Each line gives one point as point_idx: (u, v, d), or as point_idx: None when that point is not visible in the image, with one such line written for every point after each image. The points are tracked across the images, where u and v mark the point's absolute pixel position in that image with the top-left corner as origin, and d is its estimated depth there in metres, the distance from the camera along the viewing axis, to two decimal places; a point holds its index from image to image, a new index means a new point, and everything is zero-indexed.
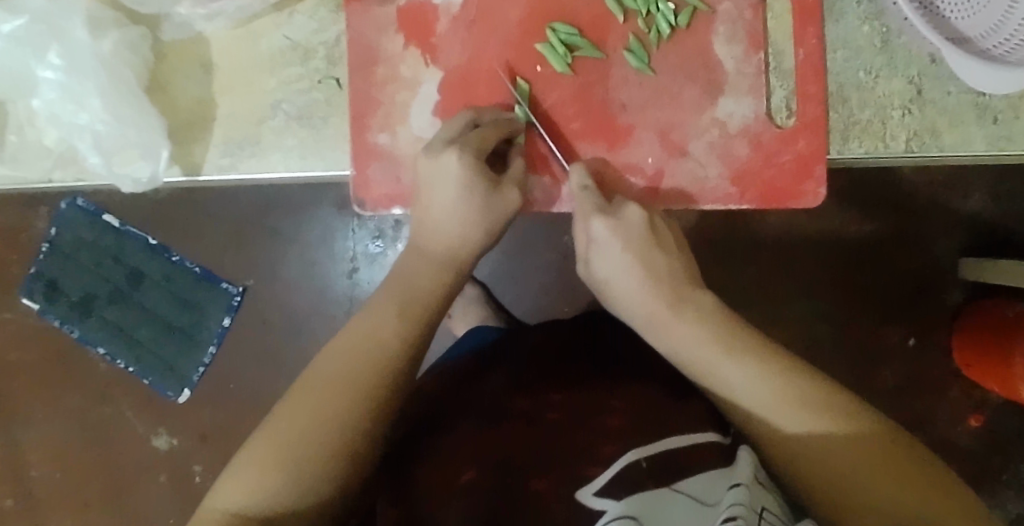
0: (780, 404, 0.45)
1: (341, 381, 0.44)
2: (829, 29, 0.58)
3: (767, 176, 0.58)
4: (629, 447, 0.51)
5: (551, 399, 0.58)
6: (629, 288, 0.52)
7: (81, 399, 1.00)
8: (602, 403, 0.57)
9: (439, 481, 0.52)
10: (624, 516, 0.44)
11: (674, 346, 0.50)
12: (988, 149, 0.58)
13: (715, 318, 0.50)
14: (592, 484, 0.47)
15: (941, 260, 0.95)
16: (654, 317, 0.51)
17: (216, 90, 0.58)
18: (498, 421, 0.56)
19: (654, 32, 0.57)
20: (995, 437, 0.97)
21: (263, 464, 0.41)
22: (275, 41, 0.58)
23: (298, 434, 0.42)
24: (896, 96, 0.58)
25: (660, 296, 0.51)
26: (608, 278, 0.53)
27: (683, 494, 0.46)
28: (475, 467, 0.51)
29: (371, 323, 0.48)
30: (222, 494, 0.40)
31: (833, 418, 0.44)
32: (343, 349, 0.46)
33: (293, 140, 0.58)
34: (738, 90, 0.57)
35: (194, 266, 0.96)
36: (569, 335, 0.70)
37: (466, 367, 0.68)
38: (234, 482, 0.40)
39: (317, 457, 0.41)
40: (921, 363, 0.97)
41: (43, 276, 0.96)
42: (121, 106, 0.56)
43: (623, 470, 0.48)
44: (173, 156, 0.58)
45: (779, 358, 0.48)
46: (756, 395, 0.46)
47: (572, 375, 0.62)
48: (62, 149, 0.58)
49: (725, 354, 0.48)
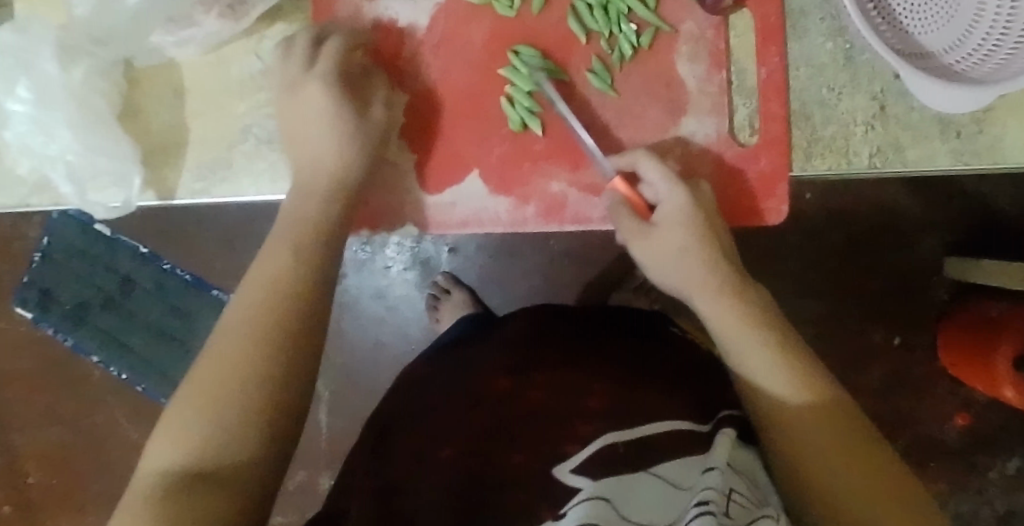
0: (772, 370, 0.48)
1: (265, 315, 0.45)
2: (791, 47, 0.59)
3: (730, 194, 0.59)
4: (606, 430, 0.53)
5: (534, 378, 0.60)
6: (678, 272, 0.53)
7: (76, 407, 1.02)
8: (584, 384, 0.59)
9: (420, 462, 0.55)
10: (597, 497, 0.45)
11: (720, 325, 0.51)
12: (952, 163, 0.59)
13: (764, 321, 0.50)
14: (568, 462, 0.50)
15: (926, 259, 0.96)
16: (706, 296, 0.52)
17: (189, 114, 0.59)
18: (481, 403, 0.59)
19: (617, 53, 0.57)
20: (980, 435, 0.98)
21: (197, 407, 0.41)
22: (245, 65, 0.58)
23: (223, 365, 0.43)
24: (859, 113, 0.59)
25: (727, 290, 0.51)
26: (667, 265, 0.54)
27: (656, 478, 0.48)
28: (452, 446, 0.55)
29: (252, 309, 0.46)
30: (153, 457, 0.40)
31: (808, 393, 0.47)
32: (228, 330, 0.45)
33: (263, 164, 0.59)
34: (701, 109, 0.57)
35: (184, 273, 0.98)
36: (556, 322, 0.72)
37: (457, 358, 0.71)
38: (173, 431, 0.40)
39: (238, 416, 0.41)
40: (907, 362, 0.98)
41: (35, 285, 0.97)
42: (92, 136, 0.57)
43: (599, 451, 0.51)
44: (147, 181, 0.59)
45: (777, 334, 0.50)
46: (760, 365, 0.48)
47: (557, 356, 0.64)
48: (36, 177, 0.59)
49: (774, 356, 0.48)
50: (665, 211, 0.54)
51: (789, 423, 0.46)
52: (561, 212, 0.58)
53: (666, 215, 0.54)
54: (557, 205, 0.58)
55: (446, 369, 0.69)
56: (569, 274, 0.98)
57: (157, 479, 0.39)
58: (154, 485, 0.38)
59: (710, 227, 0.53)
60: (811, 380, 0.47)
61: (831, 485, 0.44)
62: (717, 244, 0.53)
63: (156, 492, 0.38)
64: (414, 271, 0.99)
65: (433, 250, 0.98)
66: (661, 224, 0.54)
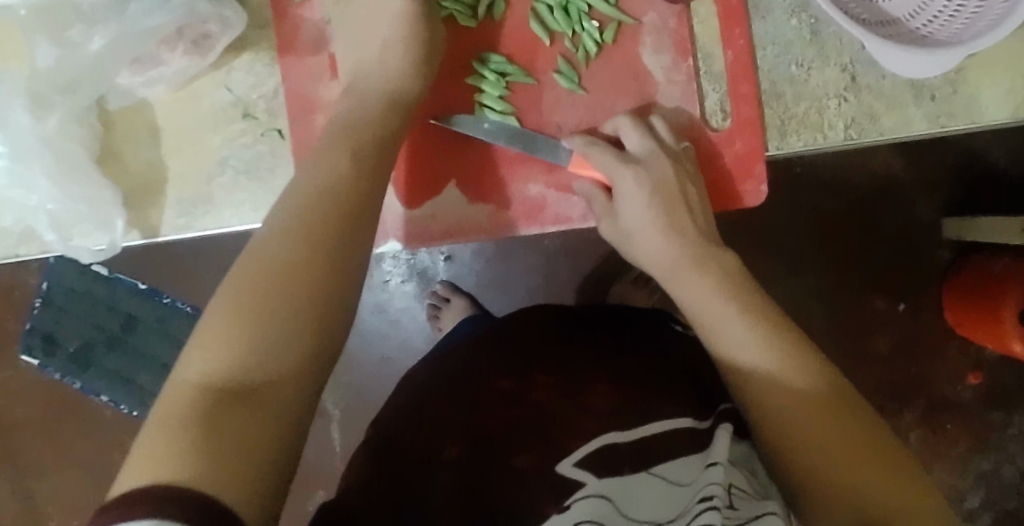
0: (753, 350, 0.48)
1: (309, 226, 0.42)
2: (756, 26, 0.59)
3: (709, 179, 0.58)
4: (609, 428, 0.54)
5: (535, 380, 0.61)
6: (665, 266, 0.54)
7: (91, 449, 1.02)
8: (584, 387, 0.60)
9: (423, 457, 0.55)
10: (595, 495, 0.47)
11: (697, 308, 0.51)
12: (929, 127, 0.59)
13: (752, 312, 0.49)
14: (570, 457, 0.51)
15: (924, 222, 0.96)
16: (698, 293, 0.51)
17: (165, 152, 0.59)
18: (483, 403, 0.59)
19: (581, 52, 0.57)
20: (993, 392, 0.98)
21: (241, 311, 0.37)
22: (217, 98, 0.59)
23: (269, 266, 0.39)
24: (830, 86, 0.59)
25: (714, 286, 0.51)
26: (649, 251, 0.54)
27: (657, 477, 0.50)
28: (457, 444, 0.55)
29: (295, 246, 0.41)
30: (193, 358, 0.35)
31: (795, 371, 0.46)
32: (265, 257, 0.39)
33: (244, 194, 0.59)
34: (671, 99, 0.58)
35: (185, 306, 0.99)
36: (551, 321, 0.73)
37: (455, 354, 0.71)
38: (210, 332, 0.36)
39: (290, 321, 0.37)
40: (913, 327, 0.98)
41: (39, 331, 0.98)
42: (72, 183, 0.58)
43: (602, 446, 0.52)
44: (130, 222, 0.59)
45: (760, 308, 0.50)
46: (742, 347, 0.48)
47: (557, 358, 0.65)
48: (21, 228, 0.59)
49: (759, 352, 0.48)
50: (623, 192, 0.55)
51: (772, 404, 0.46)
52: (541, 213, 0.58)
53: (625, 196, 0.55)
54: (535, 208, 0.58)
55: (442, 365, 0.69)
56: (567, 271, 0.98)
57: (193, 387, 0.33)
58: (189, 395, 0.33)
59: (675, 209, 0.54)
60: (796, 357, 0.47)
61: (809, 479, 0.44)
62: (682, 223, 0.54)
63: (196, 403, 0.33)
64: (412, 283, 0.99)
65: (428, 260, 0.98)
66: (622, 206, 0.55)
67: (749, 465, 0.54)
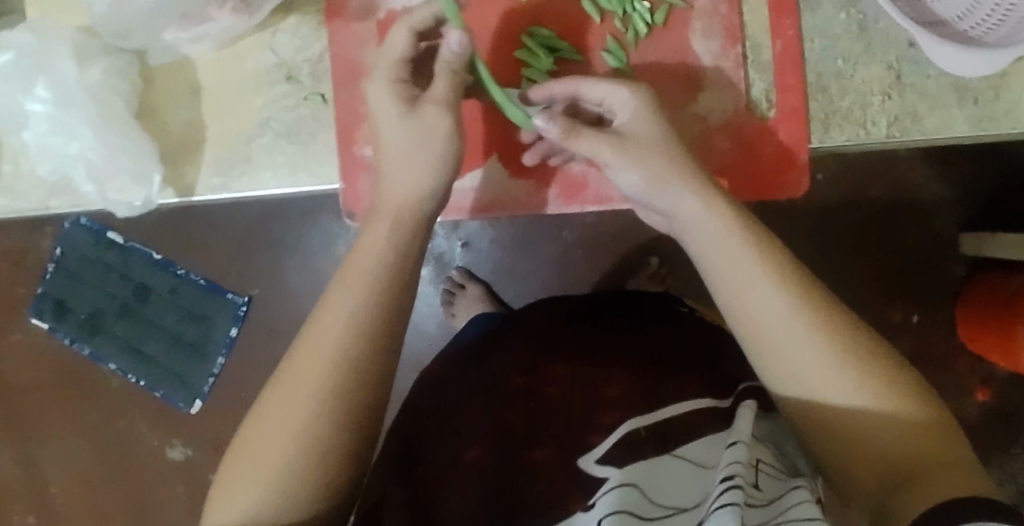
0: (804, 340, 0.44)
1: (332, 331, 0.43)
2: (805, 19, 0.58)
3: (751, 168, 0.59)
4: (629, 417, 0.52)
5: (553, 371, 0.59)
6: (718, 256, 0.47)
7: (97, 415, 1.02)
8: (601, 374, 0.58)
9: (449, 464, 0.55)
10: (627, 483, 0.46)
11: (733, 286, 0.46)
12: (971, 130, 0.59)
13: (808, 298, 0.45)
14: (593, 453, 0.50)
15: (942, 236, 0.96)
16: (744, 288, 0.46)
17: (205, 111, 0.59)
18: (502, 400, 0.58)
19: (631, 32, 0.57)
20: (1001, 410, 0.97)
21: (258, 450, 0.41)
22: (262, 59, 0.58)
23: (286, 390, 0.42)
24: (875, 83, 0.58)
25: (766, 271, 0.46)
26: (693, 227, 0.49)
27: (681, 459, 0.49)
28: (480, 445, 0.55)
29: (323, 348, 0.42)
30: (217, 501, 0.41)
31: (857, 357, 0.43)
32: (290, 376, 0.42)
33: (282, 157, 0.59)
34: (716, 85, 0.58)
35: (199, 279, 0.98)
36: (568, 310, 0.71)
37: (474, 348, 0.70)
38: (234, 477, 0.41)
39: (300, 450, 0.40)
40: (925, 340, 0.98)
41: (50, 296, 0.97)
42: (111, 135, 0.58)
43: (624, 437, 0.50)
44: (165, 180, 0.59)
45: (807, 289, 0.45)
46: (791, 335, 0.44)
47: (576, 346, 0.63)
48: (57, 179, 0.59)
49: (815, 346, 0.43)
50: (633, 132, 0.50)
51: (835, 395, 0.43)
52: (581, 193, 0.60)
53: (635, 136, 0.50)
54: (575, 186, 0.60)
55: (462, 362, 0.68)
56: (585, 265, 0.98)
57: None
58: None
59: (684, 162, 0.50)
60: (856, 342, 0.44)
61: (856, 458, 0.43)
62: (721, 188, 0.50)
63: None
64: (428, 267, 0.98)
65: (446, 245, 0.98)
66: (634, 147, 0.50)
67: (772, 440, 0.52)
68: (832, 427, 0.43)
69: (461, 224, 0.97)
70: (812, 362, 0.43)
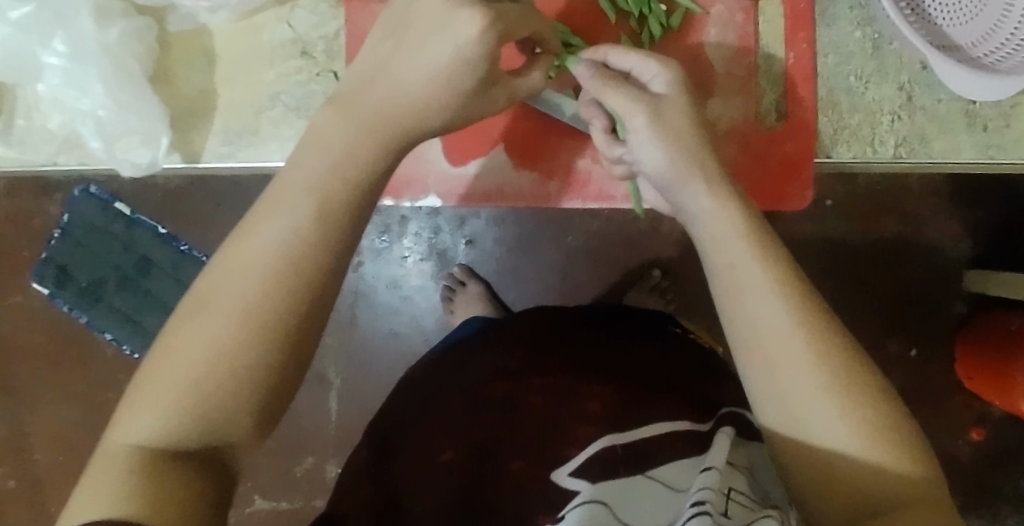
0: (783, 344, 0.38)
1: (284, 250, 0.37)
2: (820, 34, 0.59)
3: (754, 176, 0.59)
4: (606, 431, 0.49)
5: (536, 381, 0.56)
6: (724, 256, 0.41)
7: (87, 384, 1.00)
8: (582, 386, 0.54)
9: (418, 466, 0.52)
10: (595, 501, 0.43)
11: (722, 276, 0.41)
12: (977, 157, 0.58)
13: (807, 310, 0.39)
14: (566, 466, 0.46)
15: (947, 271, 0.95)
16: (743, 301, 0.40)
17: (218, 80, 0.60)
18: (480, 404, 0.54)
19: (646, 33, 0.58)
20: (995, 451, 0.96)
21: (178, 375, 0.34)
22: (277, 32, 0.60)
23: (223, 309, 0.35)
24: (886, 102, 0.59)
25: (775, 283, 0.40)
26: (697, 222, 0.44)
27: (654, 481, 0.45)
28: (454, 449, 0.51)
29: (247, 285, 0.36)
30: (122, 428, 0.34)
31: (829, 366, 0.38)
32: (228, 294, 0.36)
33: (290, 130, 0.60)
34: (727, 92, 0.59)
35: (202, 255, 0.98)
36: (555, 320, 0.67)
37: (461, 349, 0.67)
38: (142, 407, 0.34)
39: (233, 377, 0.35)
40: (922, 374, 0.97)
41: (54, 261, 0.97)
42: (124, 94, 0.58)
43: (598, 453, 0.47)
44: (173, 144, 0.60)
45: (799, 285, 0.40)
46: (770, 333, 0.39)
47: (564, 356, 0.59)
48: (66, 133, 0.61)
49: (801, 363, 0.38)
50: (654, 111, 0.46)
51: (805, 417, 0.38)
52: (585, 188, 0.62)
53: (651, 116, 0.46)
54: (578, 179, 0.62)
55: (441, 368, 0.65)
56: (586, 272, 0.97)
57: (112, 462, 0.33)
58: (108, 469, 0.33)
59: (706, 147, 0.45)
60: (826, 350, 0.38)
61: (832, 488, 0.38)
62: None
63: (107, 476, 0.32)
64: (430, 262, 0.97)
65: (449, 242, 0.97)
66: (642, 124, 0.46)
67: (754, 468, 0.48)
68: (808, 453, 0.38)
69: (466, 221, 0.96)
70: (783, 376, 0.38)
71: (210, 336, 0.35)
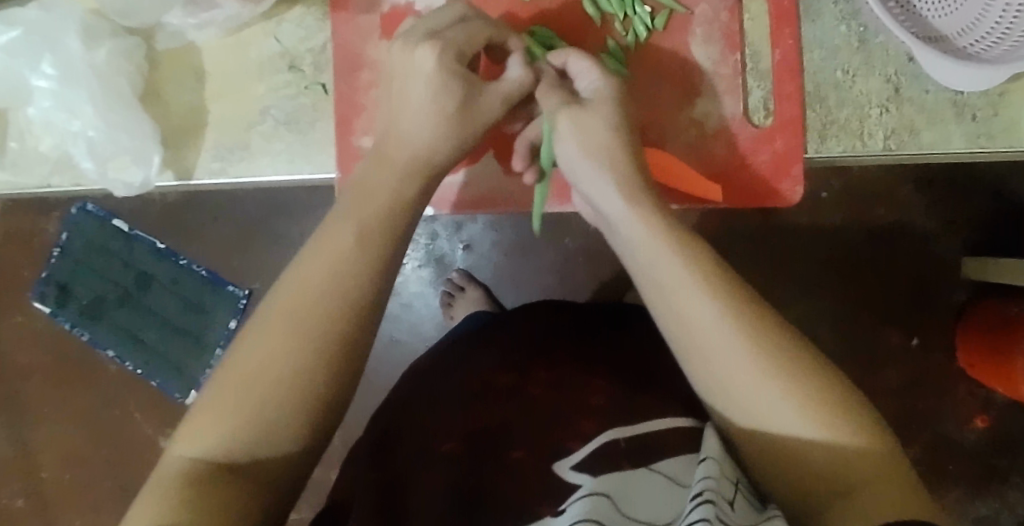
0: (728, 344, 0.39)
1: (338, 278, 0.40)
2: (805, 29, 0.59)
3: (744, 176, 0.59)
4: (609, 426, 0.48)
5: (535, 376, 0.56)
6: (656, 267, 0.43)
7: (91, 402, 1.01)
8: (583, 380, 0.55)
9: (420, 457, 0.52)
10: (597, 493, 0.41)
11: (663, 278, 0.42)
12: (967, 146, 0.58)
13: (745, 309, 0.40)
14: (569, 459, 0.46)
15: (945, 259, 0.95)
16: (678, 302, 0.41)
17: (208, 96, 0.60)
18: (479, 399, 0.55)
19: (631, 34, 0.58)
20: (1000, 438, 0.96)
21: (237, 393, 0.36)
22: (264, 47, 0.60)
23: (286, 331, 0.38)
24: (874, 95, 0.59)
25: (704, 286, 0.41)
26: (623, 237, 0.45)
27: (656, 474, 0.43)
28: (455, 439, 0.51)
29: (303, 307, 0.38)
30: (184, 442, 0.36)
31: (773, 361, 0.38)
32: (286, 315, 0.38)
33: (281, 144, 0.60)
34: (715, 91, 0.59)
35: (202, 270, 0.98)
36: (553, 317, 0.67)
37: (462, 344, 0.67)
38: (203, 423, 0.36)
39: (289, 395, 0.37)
40: (924, 363, 0.96)
41: (54, 280, 0.97)
42: (114, 116, 0.59)
43: (601, 447, 0.46)
44: (165, 162, 0.60)
45: (731, 287, 0.41)
46: (709, 335, 0.40)
47: (563, 353, 0.59)
48: (59, 155, 0.61)
49: (741, 358, 0.39)
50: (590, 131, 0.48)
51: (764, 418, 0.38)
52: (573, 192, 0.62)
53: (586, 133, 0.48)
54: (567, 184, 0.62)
55: (439, 362, 0.65)
56: (583, 273, 0.97)
57: (173, 477, 0.35)
58: (169, 483, 0.34)
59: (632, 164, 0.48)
60: (763, 346, 0.39)
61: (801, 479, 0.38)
62: None
63: (168, 490, 0.34)
64: (429, 269, 0.98)
65: (447, 247, 0.97)
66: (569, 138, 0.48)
67: None
68: (772, 446, 0.38)
69: (463, 226, 0.96)
70: (729, 377, 0.39)
71: (271, 356, 0.37)
